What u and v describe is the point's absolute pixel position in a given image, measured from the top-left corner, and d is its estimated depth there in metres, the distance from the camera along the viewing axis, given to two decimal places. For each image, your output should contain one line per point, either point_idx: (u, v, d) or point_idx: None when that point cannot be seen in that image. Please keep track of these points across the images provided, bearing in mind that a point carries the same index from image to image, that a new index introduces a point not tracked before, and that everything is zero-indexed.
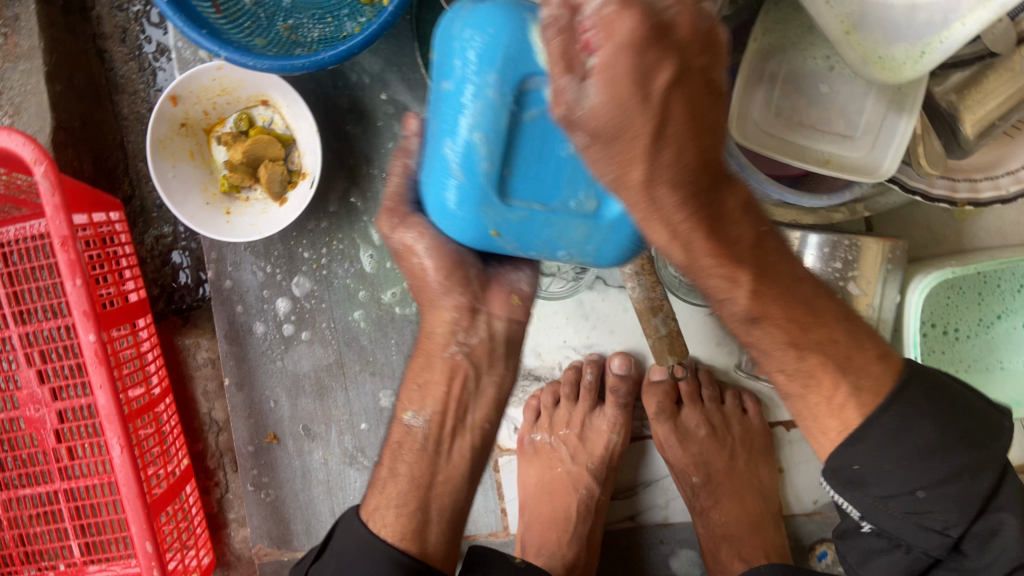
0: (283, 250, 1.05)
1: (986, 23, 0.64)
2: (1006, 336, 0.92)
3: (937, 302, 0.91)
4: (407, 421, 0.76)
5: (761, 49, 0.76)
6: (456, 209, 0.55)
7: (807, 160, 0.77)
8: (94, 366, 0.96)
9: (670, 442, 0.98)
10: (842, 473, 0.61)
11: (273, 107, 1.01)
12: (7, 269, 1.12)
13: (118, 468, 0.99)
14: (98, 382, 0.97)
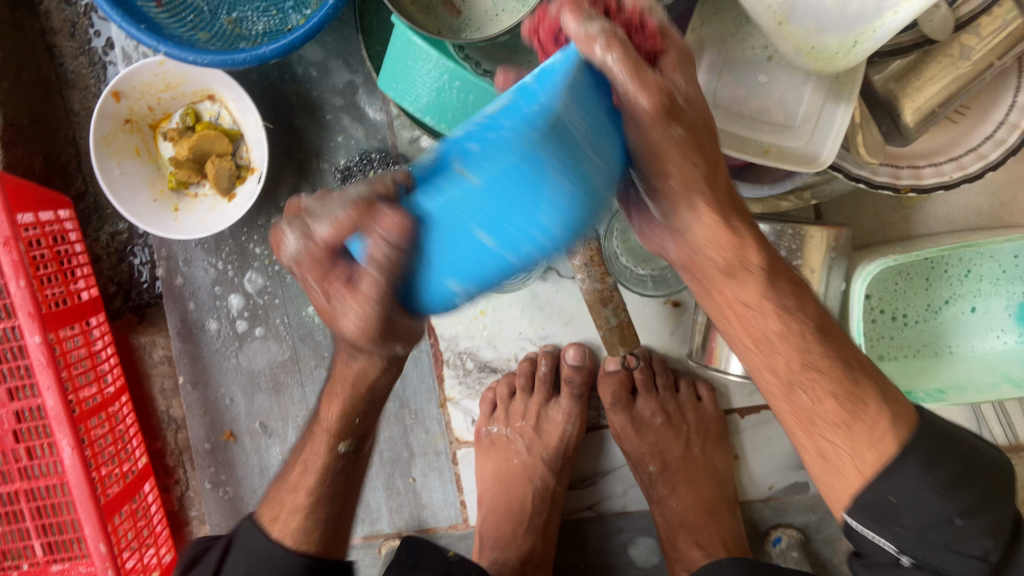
0: (234, 246, 1.04)
1: (918, 11, 0.64)
2: (952, 321, 0.94)
3: (886, 283, 0.92)
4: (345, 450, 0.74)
5: (699, 40, 0.76)
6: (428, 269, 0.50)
7: (747, 151, 0.76)
8: (42, 368, 0.95)
9: (627, 431, 0.98)
10: (872, 509, 0.60)
11: (220, 101, 0.99)
12: None
13: (69, 468, 0.98)
14: (46, 383, 0.96)
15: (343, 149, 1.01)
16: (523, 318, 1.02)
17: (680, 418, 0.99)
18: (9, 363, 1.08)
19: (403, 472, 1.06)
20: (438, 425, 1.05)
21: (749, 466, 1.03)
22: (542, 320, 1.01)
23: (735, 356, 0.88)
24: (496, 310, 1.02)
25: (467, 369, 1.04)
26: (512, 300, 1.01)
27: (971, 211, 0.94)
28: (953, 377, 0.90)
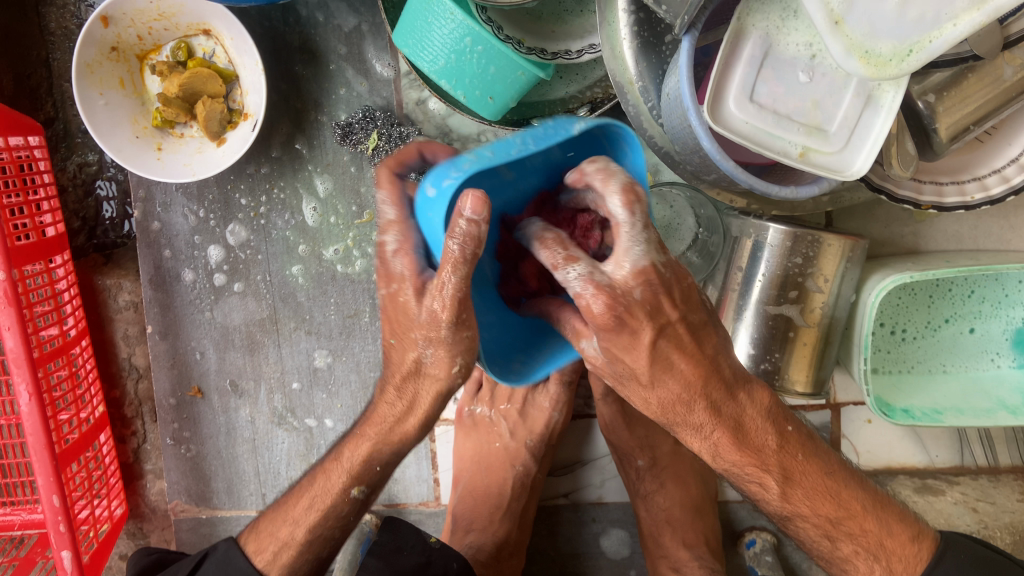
0: (218, 194, 0.98)
1: (978, 26, 0.63)
2: (950, 341, 0.91)
3: (890, 301, 0.91)
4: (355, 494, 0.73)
5: (740, 29, 0.72)
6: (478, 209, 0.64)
7: (778, 152, 0.73)
8: (1, 306, 0.88)
9: (617, 424, 0.95)
10: None
11: (215, 38, 0.92)
12: None
13: (25, 415, 0.92)
14: (6, 322, 0.89)
15: (344, 103, 0.95)
16: None
17: None
18: None
19: None
20: None
21: None
22: None
23: None
24: None
25: None
26: None
27: (980, 231, 0.93)
28: (943, 396, 0.89)
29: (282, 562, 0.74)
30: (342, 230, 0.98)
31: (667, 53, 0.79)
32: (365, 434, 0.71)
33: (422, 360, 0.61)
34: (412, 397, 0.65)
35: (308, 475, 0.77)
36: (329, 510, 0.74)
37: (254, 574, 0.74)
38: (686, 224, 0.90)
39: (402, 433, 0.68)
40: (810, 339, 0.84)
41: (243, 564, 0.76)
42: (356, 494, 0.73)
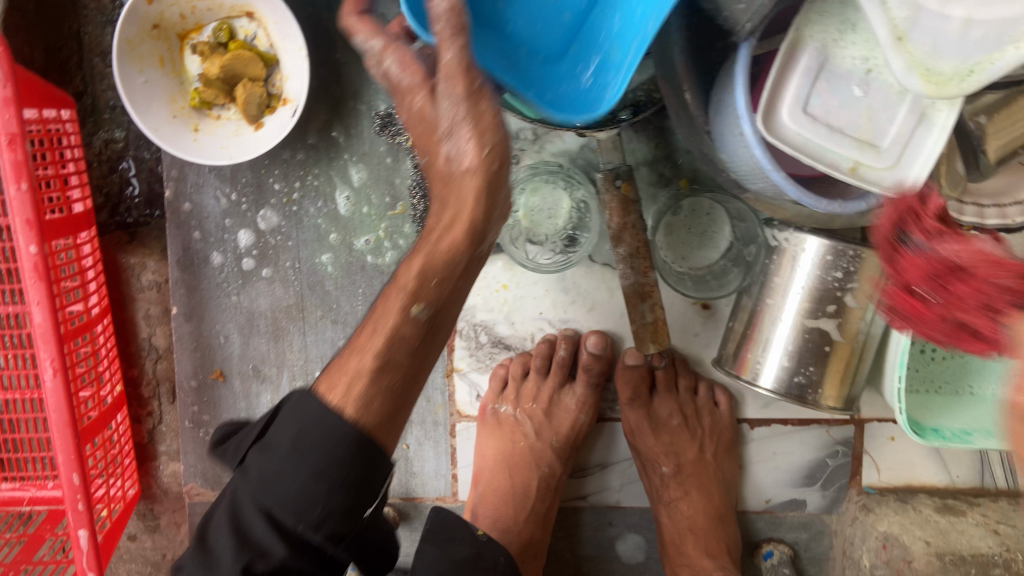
0: (251, 178, 0.97)
1: None
2: (979, 361, 0.90)
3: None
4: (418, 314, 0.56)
5: (798, 39, 0.71)
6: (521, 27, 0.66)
7: (830, 165, 0.72)
8: (32, 280, 0.88)
9: (642, 429, 0.96)
10: None
11: (256, 20, 0.91)
12: None
13: (49, 391, 0.91)
14: (35, 297, 0.88)
15: (383, 93, 0.94)
16: (547, 298, 0.99)
17: (696, 421, 0.97)
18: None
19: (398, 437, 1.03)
20: (441, 395, 1.02)
21: (752, 477, 1.02)
22: (566, 303, 0.99)
23: (766, 370, 0.86)
24: (520, 285, 0.99)
25: (480, 342, 1.01)
26: (539, 280, 0.99)
27: (1015, 254, 0.93)
28: (975, 418, 0.88)
29: (359, 396, 0.55)
30: (374, 220, 0.97)
31: (717, 59, 0.78)
32: (422, 246, 0.57)
33: (449, 148, 0.54)
34: (455, 200, 0.55)
35: (336, 360, 0.59)
36: (395, 343, 0.56)
37: (335, 416, 0.54)
38: (721, 233, 0.92)
39: (448, 253, 0.56)
40: (844, 355, 0.83)
41: (320, 406, 0.55)
42: (416, 313, 0.57)
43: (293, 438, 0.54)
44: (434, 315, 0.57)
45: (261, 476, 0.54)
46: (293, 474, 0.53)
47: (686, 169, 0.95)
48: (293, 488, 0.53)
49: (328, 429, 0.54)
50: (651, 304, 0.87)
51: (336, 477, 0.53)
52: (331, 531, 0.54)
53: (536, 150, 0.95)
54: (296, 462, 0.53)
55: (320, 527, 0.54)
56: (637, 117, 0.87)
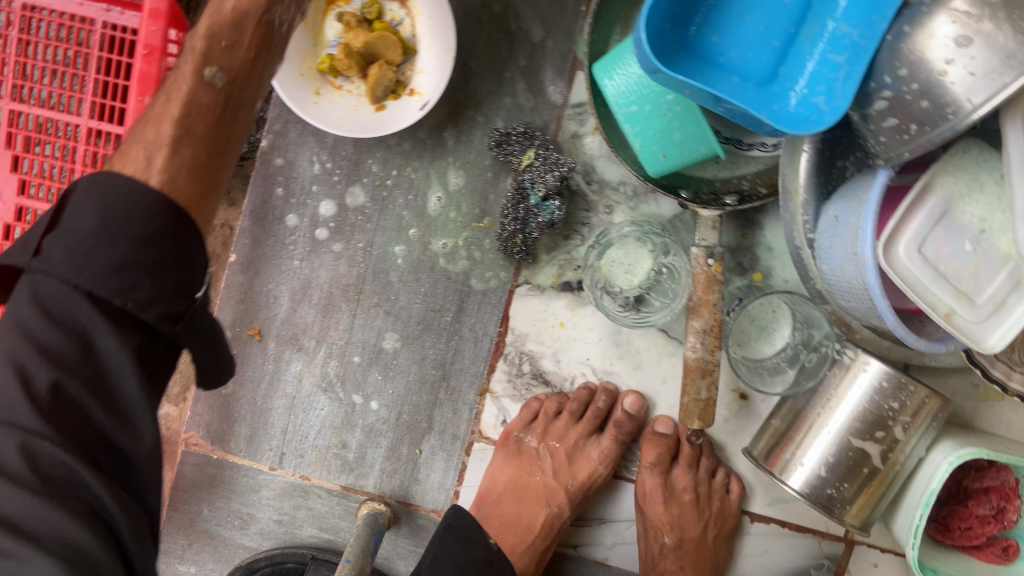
0: (351, 153, 0.98)
1: None
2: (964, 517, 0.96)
3: (954, 480, 0.99)
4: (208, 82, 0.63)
5: (930, 184, 0.76)
6: (734, 59, 0.78)
7: (929, 306, 0.76)
8: None
9: (655, 495, 0.99)
10: None
11: (410, 11, 0.92)
12: (69, 49, 1.02)
13: None
14: None
15: (504, 112, 0.96)
16: (598, 346, 1.01)
17: (707, 502, 1.00)
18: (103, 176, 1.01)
19: (413, 440, 1.03)
20: (467, 411, 1.02)
21: (739, 568, 1.05)
22: (615, 356, 1.01)
23: (798, 472, 0.89)
24: (576, 326, 1.00)
25: (522, 370, 1.02)
26: (596, 326, 1.00)
27: None
28: (962, 566, 0.96)
29: (160, 170, 0.60)
30: (457, 228, 0.98)
31: (835, 176, 0.85)
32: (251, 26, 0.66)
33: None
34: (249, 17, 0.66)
35: (124, 144, 0.63)
36: (215, 113, 0.65)
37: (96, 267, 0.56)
38: (781, 332, 0.96)
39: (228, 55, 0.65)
40: (876, 480, 0.87)
41: (129, 186, 0.58)
42: (211, 77, 0.64)
43: (103, 217, 0.56)
44: (229, 89, 0.65)
45: (72, 260, 0.55)
46: (110, 251, 0.55)
47: (762, 265, 0.99)
48: (130, 265, 0.56)
49: (142, 203, 0.57)
50: (708, 382, 0.89)
51: (154, 254, 0.57)
52: (162, 308, 0.57)
53: (631, 206, 0.97)
54: (110, 240, 0.55)
55: (152, 305, 0.57)
56: (741, 206, 0.92)
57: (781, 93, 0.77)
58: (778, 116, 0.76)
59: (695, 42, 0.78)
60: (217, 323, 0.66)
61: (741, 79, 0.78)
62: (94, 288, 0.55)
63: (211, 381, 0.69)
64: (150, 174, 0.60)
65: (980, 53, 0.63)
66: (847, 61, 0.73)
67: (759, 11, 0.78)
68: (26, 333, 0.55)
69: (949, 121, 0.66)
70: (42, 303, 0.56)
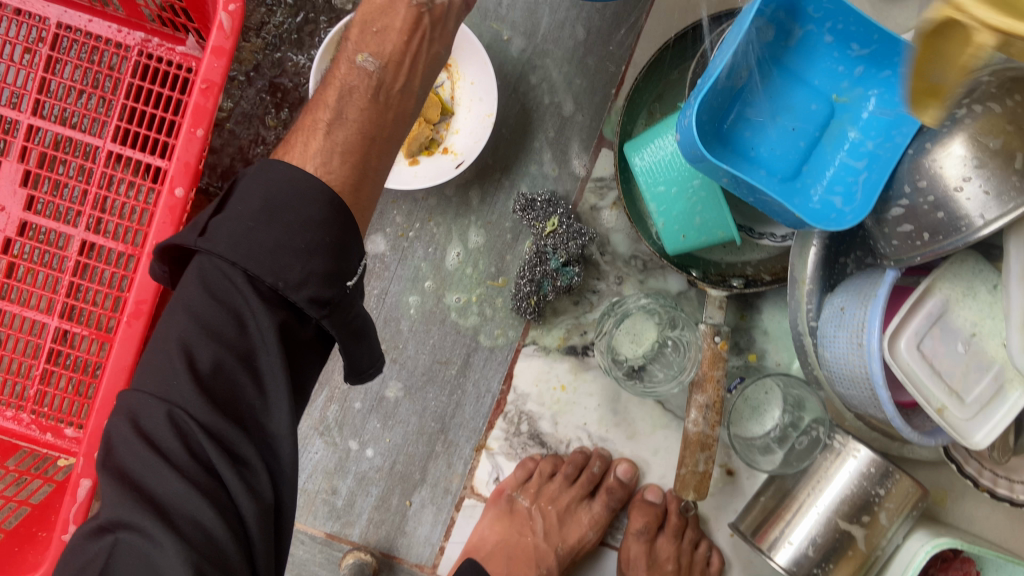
0: (376, 204, 1.00)
1: None
2: None
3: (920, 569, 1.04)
4: (360, 62, 0.74)
5: (930, 287, 0.83)
6: (763, 153, 0.85)
7: (926, 400, 0.82)
8: (162, 224, 0.83)
9: (639, 562, 1.01)
10: None
11: (451, 74, 0.95)
12: (102, 72, 1.03)
13: (119, 338, 0.86)
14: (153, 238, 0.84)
15: (530, 178, 1.00)
16: (596, 412, 1.03)
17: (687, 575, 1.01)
18: (121, 200, 1.01)
19: (404, 492, 1.02)
20: (462, 466, 1.03)
21: None
22: (611, 423, 1.03)
23: (784, 549, 0.92)
24: (576, 391, 1.02)
25: (520, 430, 1.03)
26: (595, 392, 1.02)
27: (992, 522, 1.04)
28: None
29: (321, 156, 0.69)
30: (471, 283, 1.01)
31: (838, 270, 0.91)
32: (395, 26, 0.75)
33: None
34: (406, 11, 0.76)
35: (290, 134, 0.73)
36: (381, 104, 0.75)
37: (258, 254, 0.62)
38: (772, 413, 1.00)
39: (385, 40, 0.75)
40: (856, 564, 0.90)
41: (288, 174, 0.65)
42: (363, 62, 0.74)
43: (263, 204, 0.63)
44: (381, 76, 0.75)
45: (233, 240, 0.62)
46: (267, 233, 0.62)
47: (757, 346, 1.04)
48: (285, 247, 0.62)
49: (302, 192, 0.64)
50: (706, 456, 0.92)
51: (309, 240, 0.63)
52: (311, 291, 0.62)
53: (640, 279, 1.01)
54: (268, 224, 0.62)
55: (303, 287, 0.62)
56: (746, 290, 0.96)
57: (804, 189, 0.84)
58: (802, 208, 0.82)
59: (728, 135, 0.85)
60: (365, 315, 0.69)
61: (768, 173, 0.84)
62: (250, 266, 0.61)
63: (357, 374, 0.70)
64: (309, 158, 0.69)
65: (995, 174, 0.68)
66: (866, 168, 0.80)
67: (788, 114, 0.85)
68: (194, 312, 0.61)
69: (960, 233, 0.70)
70: (208, 287, 0.62)
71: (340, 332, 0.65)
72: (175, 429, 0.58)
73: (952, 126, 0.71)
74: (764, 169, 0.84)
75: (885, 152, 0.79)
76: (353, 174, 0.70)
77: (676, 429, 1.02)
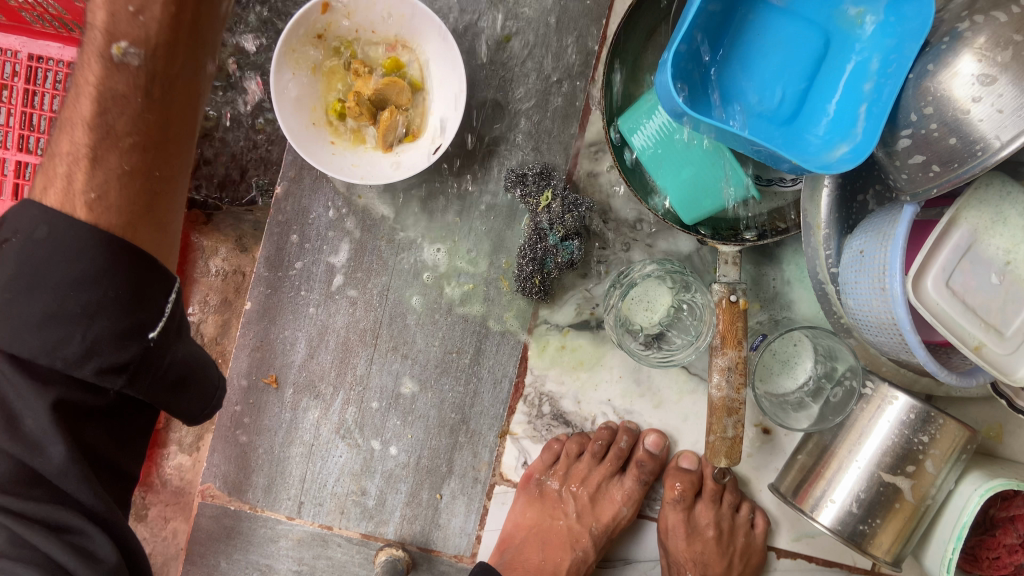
0: (366, 199, 0.98)
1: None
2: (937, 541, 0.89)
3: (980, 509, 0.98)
4: (119, 56, 0.62)
5: (955, 216, 0.77)
6: (754, 101, 0.79)
7: (959, 340, 0.76)
8: None
9: (677, 531, 0.98)
10: None
11: (414, 57, 0.91)
12: None
13: None
14: None
15: (519, 154, 0.96)
16: (618, 385, 0.99)
17: (731, 538, 0.98)
18: None
19: (433, 485, 1.01)
20: (488, 454, 1.01)
21: None
22: (635, 394, 1.00)
23: (828, 509, 0.88)
24: (594, 366, 0.99)
25: (542, 412, 1.00)
26: (614, 365, 0.99)
27: None
28: None
29: (81, 188, 0.62)
30: (472, 272, 0.98)
31: (856, 211, 0.85)
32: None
33: None
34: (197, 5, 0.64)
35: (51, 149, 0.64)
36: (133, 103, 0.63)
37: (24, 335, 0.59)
38: (803, 366, 0.95)
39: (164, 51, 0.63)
40: (907, 515, 0.86)
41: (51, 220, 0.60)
42: (122, 56, 0.62)
43: (29, 257, 0.60)
44: (149, 67, 0.63)
45: (18, 327, 0.59)
46: (79, 296, 0.60)
47: (775, 299, 0.98)
48: (56, 315, 0.60)
49: (71, 245, 0.60)
50: (734, 420, 0.88)
51: (95, 295, 0.61)
52: (97, 361, 0.61)
53: (648, 243, 0.97)
54: (31, 291, 0.60)
55: (89, 359, 0.61)
56: (761, 241, 0.91)
57: (803, 130, 0.78)
58: (802, 153, 0.76)
59: (714, 85, 0.79)
60: (183, 360, 0.69)
61: (761, 119, 0.78)
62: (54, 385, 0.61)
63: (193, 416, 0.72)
64: (72, 195, 0.62)
65: (1008, 91, 0.62)
66: (866, 100, 0.73)
67: (779, 55, 0.78)
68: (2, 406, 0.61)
69: (978, 157, 0.65)
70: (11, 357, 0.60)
71: (152, 389, 0.66)
72: (2, 510, 0.62)
73: (954, 43, 0.65)
74: (756, 116, 0.78)
75: (887, 80, 0.71)
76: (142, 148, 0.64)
77: (701, 395, 0.99)
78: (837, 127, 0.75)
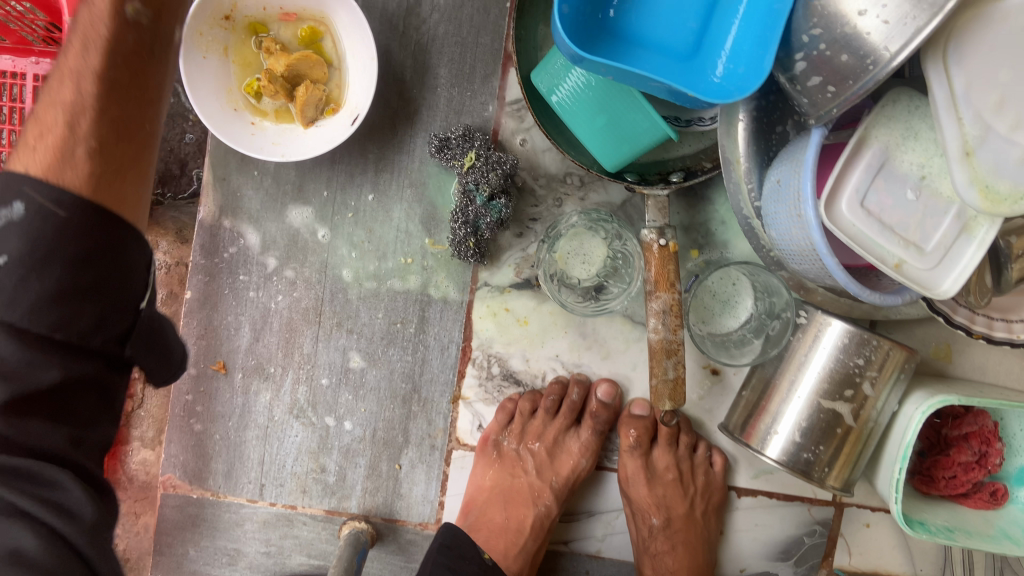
0: (295, 178, 0.98)
1: (941, 179, 0.76)
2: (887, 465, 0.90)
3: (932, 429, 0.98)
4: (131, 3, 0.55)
5: (864, 137, 0.76)
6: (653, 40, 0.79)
7: (879, 259, 0.76)
8: None
9: (637, 478, 0.98)
10: None
11: (328, 31, 0.91)
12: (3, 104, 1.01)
13: None
14: None
15: (443, 119, 0.96)
16: (565, 340, 1.00)
17: (690, 478, 0.99)
18: None
19: (391, 456, 1.01)
20: (443, 420, 1.01)
21: (733, 542, 1.03)
22: (582, 348, 1.00)
23: (774, 441, 0.89)
24: (538, 322, 0.99)
25: (491, 373, 1.01)
26: (558, 320, 0.99)
27: (1004, 367, 0.99)
28: (951, 515, 0.95)
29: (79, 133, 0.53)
30: (407, 244, 0.98)
31: (774, 142, 0.84)
32: None
33: None
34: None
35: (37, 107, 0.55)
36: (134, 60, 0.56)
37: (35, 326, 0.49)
38: (744, 304, 0.95)
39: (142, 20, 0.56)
40: (851, 439, 0.87)
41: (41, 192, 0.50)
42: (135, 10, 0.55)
43: (27, 245, 0.49)
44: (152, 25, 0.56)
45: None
46: (46, 277, 0.49)
47: (707, 242, 0.99)
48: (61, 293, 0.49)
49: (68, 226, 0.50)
50: (674, 361, 0.88)
51: (93, 274, 0.51)
52: (106, 330, 0.52)
53: (580, 196, 0.97)
54: (42, 266, 0.49)
55: (100, 328, 0.52)
56: (687, 182, 0.91)
57: (704, 63, 0.77)
58: (703, 85, 0.75)
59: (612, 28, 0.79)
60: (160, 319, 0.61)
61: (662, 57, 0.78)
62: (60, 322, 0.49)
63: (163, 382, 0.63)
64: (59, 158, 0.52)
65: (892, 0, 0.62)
66: (759, 26, 0.73)
67: None
68: None
69: (870, 72, 0.64)
70: None
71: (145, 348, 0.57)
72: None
73: None
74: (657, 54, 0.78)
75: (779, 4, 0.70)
76: (116, 140, 0.55)
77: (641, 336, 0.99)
78: (735, 56, 0.75)
